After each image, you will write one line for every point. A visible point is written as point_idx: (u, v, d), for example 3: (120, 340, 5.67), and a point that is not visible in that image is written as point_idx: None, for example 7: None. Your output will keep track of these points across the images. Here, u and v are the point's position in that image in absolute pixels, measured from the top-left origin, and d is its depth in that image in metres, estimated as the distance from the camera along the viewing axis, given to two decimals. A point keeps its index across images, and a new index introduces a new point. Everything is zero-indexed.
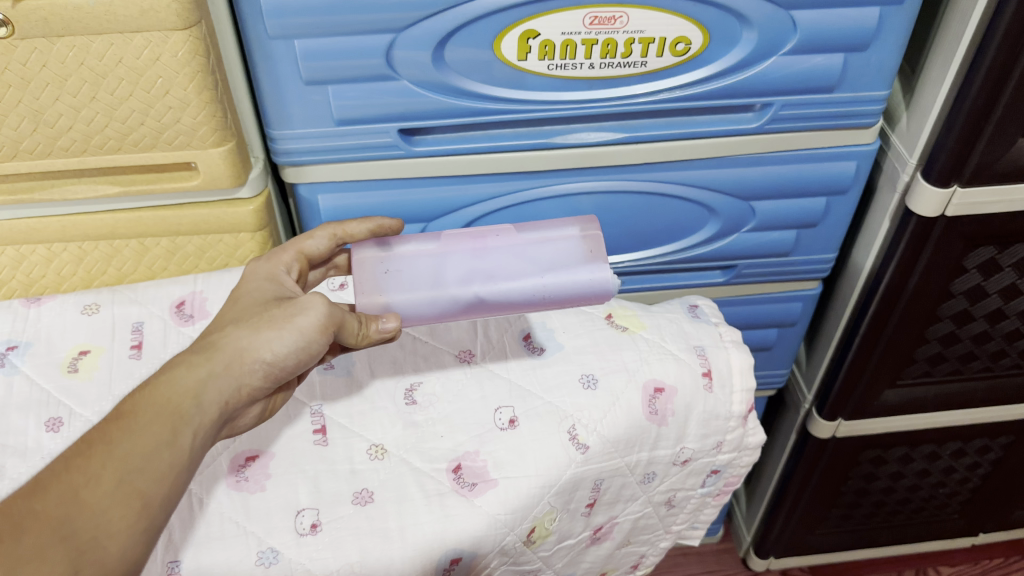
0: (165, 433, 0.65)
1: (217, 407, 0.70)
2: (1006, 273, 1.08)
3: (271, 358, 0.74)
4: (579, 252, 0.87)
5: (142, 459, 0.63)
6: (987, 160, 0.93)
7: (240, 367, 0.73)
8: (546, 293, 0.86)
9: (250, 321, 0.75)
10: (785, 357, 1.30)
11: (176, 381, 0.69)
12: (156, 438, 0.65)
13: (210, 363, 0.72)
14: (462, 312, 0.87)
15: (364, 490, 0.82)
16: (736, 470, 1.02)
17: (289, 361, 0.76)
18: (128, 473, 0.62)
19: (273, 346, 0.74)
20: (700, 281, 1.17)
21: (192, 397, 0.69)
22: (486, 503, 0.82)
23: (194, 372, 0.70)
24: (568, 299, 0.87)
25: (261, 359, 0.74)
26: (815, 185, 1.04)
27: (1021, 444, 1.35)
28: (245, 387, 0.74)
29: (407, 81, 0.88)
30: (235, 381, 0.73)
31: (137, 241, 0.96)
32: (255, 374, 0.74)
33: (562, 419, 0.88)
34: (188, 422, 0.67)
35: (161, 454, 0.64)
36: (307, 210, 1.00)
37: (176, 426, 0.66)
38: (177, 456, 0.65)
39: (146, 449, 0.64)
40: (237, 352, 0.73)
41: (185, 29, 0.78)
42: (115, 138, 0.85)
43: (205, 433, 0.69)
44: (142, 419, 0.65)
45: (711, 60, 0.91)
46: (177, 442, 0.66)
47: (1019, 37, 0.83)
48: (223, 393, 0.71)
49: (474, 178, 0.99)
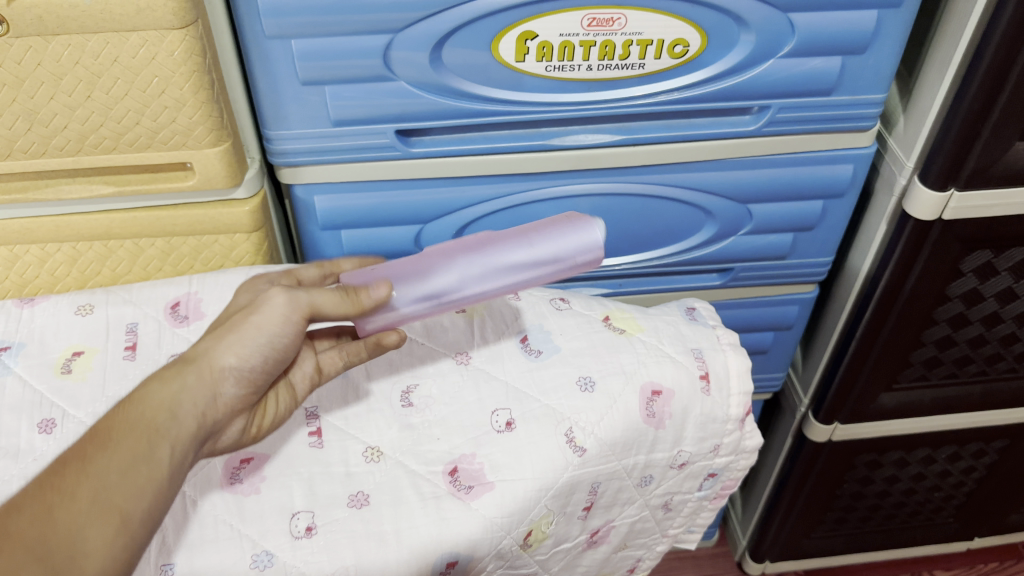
0: (140, 448, 0.66)
1: (193, 419, 0.72)
2: (1002, 277, 1.08)
3: (241, 363, 0.75)
4: (565, 218, 0.82)
5: (118, 474, 0.64)
6: (984, 163, 0.93)
7: (212, 376, 0.74)
8: (532, 262, 0.80)
9: (217, 332, 0.77)
10: (781, 360, 1.30)
11: (149, 396, 0.70)
12: (132, 452, 0.66)
13: (183, 375, 0.73)
14: (450, 298, 0.81)
15: (359, 493, 0.82)
16: (733, 474, 1.02)
17: (262, 362, 0.77)
18: (102, 489, 0.63)
19: (240, 347, 0.75)
20: (697, 284, 1.17)
21: (166, 410, 0.70)
22: (482, 506, 0.82)
23: (168, 386, 0.71)
24: (557, 264, 0.80)
25: (233, 366, 0.75)
26: (813, 189, 1.04)
27: (1016, 448, 1.35)
28: (221, 397, 0.75)
29: (404, 82, 0.87)
30: (210, 391, 0.74)
31: (132, 241, 0.96)
32: (228, 382, 0.75)
33: (559, 421, 0.87)
34: (163, 436, 0.68)
35: (137, 469, 0.65)
36: (303, 212, 0.99)
37: (151, 441, 0.67)
38: (154, 470, 0.66)
39: (122, 465, 0.65)
40: (207, 361, 0.74)
41: (181, 28, 0.77)
42: (110, 138, 0.84)
43: (184, 446, 0.70)
44: (115, 436, 0.66)
45: (709, 62, 0.91)
46: (154, 456, 0.67)
47: (1016, 41, 0.83)
48: (198, 404, 0.73)
49: (471, 180, 0.99)
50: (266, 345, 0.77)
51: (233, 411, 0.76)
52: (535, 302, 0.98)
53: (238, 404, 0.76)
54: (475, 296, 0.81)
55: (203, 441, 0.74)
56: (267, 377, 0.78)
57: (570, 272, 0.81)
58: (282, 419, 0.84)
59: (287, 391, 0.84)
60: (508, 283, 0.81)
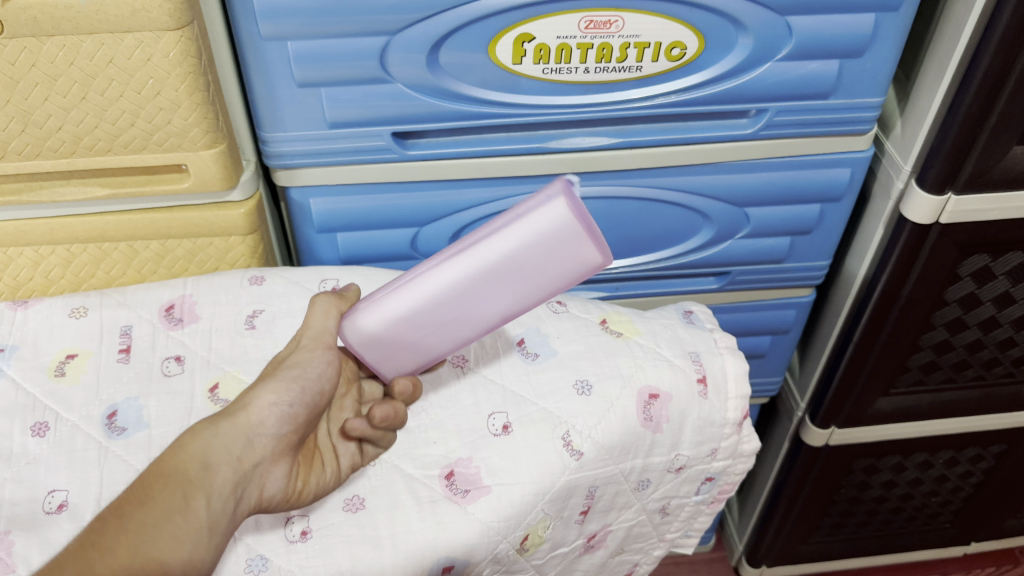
0: (176, 500, 0.64)
1: (230, 464, 0.69)
2: (1000, 281, 1.08)
3: (277, 404, 0.74)
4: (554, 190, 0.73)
5: (157, 527, 0.62)
6: (982, 168, 0.93)
7: (246, 422, 0.72)
8: (498, 221, 0.72)
9: (250, 384, 0.76)
10: (778, 364, 1.29)
11: (182, 449, 0.68)
12: (168, 504, 0.63)
13: (215, 426, 0.71)
14: (423, 282, 0.76)
15: (355, 497, 0.81)
16: (731, 478, 1.01)
17: (299, 404, 0.76)
18: (141, 542, 0.61)
19: (273, 387, 0.74)
20: (694, 288, 1.17)
21: (200, 460, 0.68)
22: (478, 510, 0.82)
23: (199, 437, 0.70)
24: (514, 220, 0.71)
25: (268, 409, 0.73)
26: (810, 192, 1.04)
27: (1013, 452, 1.35)
28: (258, 442, 0.72)
29: (401, 83, 0.87)
30: (246, 437, 0.72)
31: (126, 243, 0.95)
32: (265, 426, 0.73)
33: (556, 425, 0.87)
34: (199, 485, 0.66)
35: (175, 521, 0.63)
36: (299, 214, 0.98)
37: (187, 491, 0.65)
38: (192, 521, 0.64)
39: (159, 517, 0.62)
40: (240, 408, 0.73)
41: (177, 29, 0.77)
42: (105, 139, 0.84)
43: (222, 496, 0.67)
44: (152, 491, 0.64)
45: (706, 65, 0.90)
46: (190, 506, 0.65)
47: (1013, 45, 0.83)
48: (233, 449, 0.70)
49: (468, 183, 0.98)
50: (297, 379, 0.76)
51: (273, 456, 0.74)
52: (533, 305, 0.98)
53: (276, 451, 0.74)
54: (442, 274, 0.74)
55: (242, 492, 0.70)
56: (305, 421, 0.77)
57: (532, 229, 0.70)
58: (327, 489, 0.79)
59: (331, 456, 0.81)
60: (469, 251, 0.73)
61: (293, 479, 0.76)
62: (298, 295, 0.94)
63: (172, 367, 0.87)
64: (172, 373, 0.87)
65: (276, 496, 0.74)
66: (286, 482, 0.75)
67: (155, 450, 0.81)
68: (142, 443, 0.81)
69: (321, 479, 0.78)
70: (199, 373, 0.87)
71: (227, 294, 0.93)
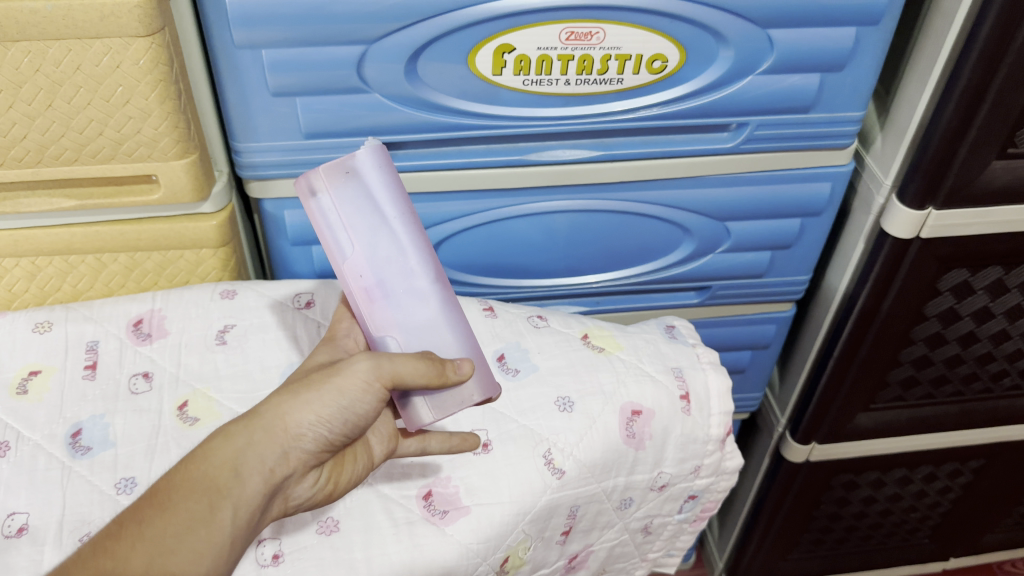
0: (201, 509, 0.60)
1: (261, 478, 0.64)
2: (979, 296, 1.07)
3: (319, 422, 0.66)
4: (365, 184, 0.72)
5: (176, 539, 0.58)
6: (962, 182, 0.92)
7: (283, 435, 0.65)
8: (372, 239, 0.72)
9: (288, 388, 0.68)
10: (758, 379, 1.28)
11: (212, 453, 0.62)
12: (190, 515, 0.59)
13: (252, 429, 0.65)
14: (439, 321, 0.73)
15: (329, 519, 0.78)
16: (713, 496, 1.00)
17: (340, 423, 0.68)
18: (157, 555, 0.56)
19: (313, 404, 0.66)
20: (675, 303, 1.15)
21: (231, 468, 0.62)
22: (457, 532, 0.79)
23: (233, 442, 0.64)
24: (379, 214, 0.72)
25: (306, 425, 0.66)
26: (791, 206, 1.03)
27: (992, 467, 1.34)
28: (293, 456, 0.66)
29: (379, 94, 0.85)
30: (282, 450, 0.65)
31: (94, 256, 0.92)
32: (303, 440, 0.66)
33: (537, 443, 0.85)
34: (226, 497, 0.61)
35: (195, 533, 0.59)
36: (272, 227, 0.96)
37: (212, 502, 0.60)
38: (214, 534, 0.60)
39: (179, 527, 0.58)
40: (276, 416, 0.66)
41: (147, 36, 0.75)
42: (71, 149, 0.81)
43: (250, 509, 0.63)
44: (176, 497, 0.60)
45: (687, 78, 0.89)
46: (215, 517, 0.60)
47: (992, 60, 0.83)
48: (268, 461, 0.64)
49: (446, 196, 0.97)
50: (341, 399, 0.67)
51: (307, 468, 0.68)
52: (513, 320, 0.96)
53: (310, 464, 0.68)
54: (434, 282, 0.74)
55: (271, 498, 0.66)
56: (347, 436, 0.69)
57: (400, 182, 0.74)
58: (355, 482, 0.75)
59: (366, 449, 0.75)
60: (403, 262, 0.73)
61: (323, 484, 0.71)
62: (271, 310, 0.92)
63: (139, 384, 0.84)
64: (140, 391, 0.84)
65: (301, 499, 0.70)
66: (315, 488, 0.71)
67: (122, 471, 0.78)
68: (107, 464, 0.78)
69: (352, 477, 0.74)
70: (167, 391, 0.84)
71: (197, 308, 0.90)
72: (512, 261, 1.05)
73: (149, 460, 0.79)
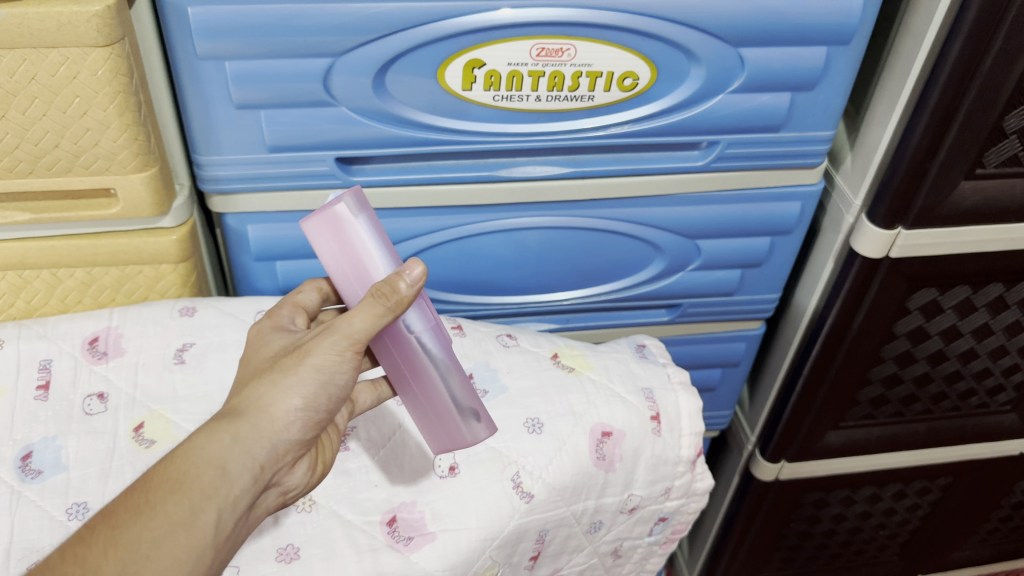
0: (183, 511, 0.54)
1: (249, 474, 0.59)
2: (948, 315, 1.08)
3: (303, 407, 0.62)
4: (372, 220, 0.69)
5: (153, 545, 0.52)
6: (932, 203, 0.92)
7: (270, 425, 0.61)
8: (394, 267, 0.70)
9: (264, 373, 0.63)
10: (728, 397, 1.27)
11: (197, 450, 0.57)
12: (171, 518, 0.53)
13: (239, 423, 0.60)
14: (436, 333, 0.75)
15: (289, 546, 0.76)
16: (684, 517, 0.98)
17: (324, 405, 0.64)
18: (131, 564, 0.51)
19: (297, 389, 0.62)
20: (645, 320, 1.15)
21: (218, 466, 0.57)
22: (422, 559, 0.77)
23: (218, 438, 0.58)
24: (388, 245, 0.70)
25: (293, 414, 0.62)
26: (762, 224, 1.03)
27: (959, 485, 1.35)
28: (282, 448, 0.62)
29: (346, 107, 0.84)
30: (271, 442, 0.61)
31: (49, 271, 0.90)
32: (289, 429, 0.62)
33: (506, 466, 0.84)
34: (212, 497, 0.56)
35: (176, 537, 0.53)
36: (235, 242, 0.94)
37: (197, 502, 0.55)
38: (197, 537, 0.54)
39: (157, 532, 0.52)
40: (261, 407, 0.61)
41: (106, 46, 0.73)
42: (26, 161, 0.79)
43: (238, 508, 0.58)
44: (155, 497, 0.54)
45: (659, 96, 0.89)
46: (198, 518, 0.55)
47: (962, 81, 0.84)
48: (255, 456, 0.60)
49: (414, 212, 0.95)
50: (321, 378, 0.63)
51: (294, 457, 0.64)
52: (481, 338, 0.94)
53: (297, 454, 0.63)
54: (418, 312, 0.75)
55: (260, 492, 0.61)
56: (328, 415, 0.66)
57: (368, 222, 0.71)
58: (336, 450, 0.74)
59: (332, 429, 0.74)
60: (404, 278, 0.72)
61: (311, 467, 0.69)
62: (232, 327, 0.89)
63: (93, 405, 0.82)
64: (94, 412, 0.81)
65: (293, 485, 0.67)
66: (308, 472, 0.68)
67: (73, 496, 0.75)
68: (59, 488, 0.76)
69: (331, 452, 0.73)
70: (123, 412, 0.82)
71: (156, 326, 0.88)
72: (481, 278, 1.04)
73: (103, 485, 0.76)
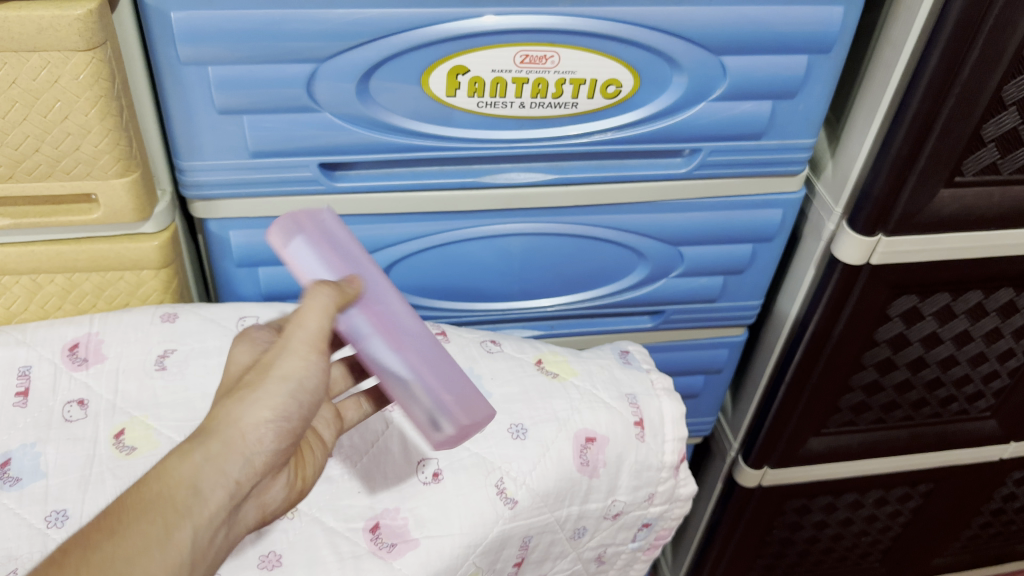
0: (156, 530, 0.53)
1: (224, 489, 0.58)
2: (927, 322, 1.09)
3: (274, 418, 0.62)
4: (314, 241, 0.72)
5: (126, 564, 0.51)
6: (911, 210, 0.93)
7: (242, 439, 0.60)
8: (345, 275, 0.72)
9: (231, 391, 0.62)
10: (711, 404, 1.28)
11: (168, 468, 0.56)
12: (144, 537, 0.53)
13: (210, 440, 0.59)
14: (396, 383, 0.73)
15: (271, 554, 0.75)
16: (668, 524, 0.99)
17: (298, 416, 0.64)
18: None
19: (267, 402, 0.61)
20: (629, 327, 1.15)
21: (189, 484, 0.56)
22: (406, 566, 0.77)
23: (190, 456, 0.58)
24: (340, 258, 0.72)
25: (265, 426, 0.61)
26: (745, 231, 1.03)
27: (939, 491, 1.36)
28: (258, 460, 0.61)
29: (329, 113, 0.83)
30: (245, 455, 0.60)
31: (29, 277, 0.89)
32: (264, 441, 0.61)
33: (490, 472, 0.83)
34: (185, 514, 0.55)
35: (150, 555, 0.52)
36: (217, 248, 0.93)
37: (170, 521, 0.54)
38: (173, 555, 0.54)
39: (131, 550, 0.52)
40: (231, 421, 0.60)
41: (87, 50, 0.72)
42: (6, 165, 0.78)
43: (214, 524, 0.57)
44: (127, 517, 0.53)
45: (643, 103, 0.89)
46: (172, 536, 0.54)
47: (940, 91, 0.85)
48: (230, 471, 0.59)
49: (397, 218, 0.95)
50: (293, 390, 0.63)
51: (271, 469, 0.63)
52: (466, 344, 0.94)
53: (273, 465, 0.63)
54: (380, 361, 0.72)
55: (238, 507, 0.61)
56: (302, 427, 0.65)
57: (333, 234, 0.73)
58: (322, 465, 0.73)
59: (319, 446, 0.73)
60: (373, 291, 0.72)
61: (292, 483, 0.69)
62: (214, 334, 0.89)
63: (73, 412, 0.81)
64: (74, 419, 0.80)
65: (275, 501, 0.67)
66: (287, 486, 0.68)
67: (52, 504, 0.74)
68: (38, 495, 0.75)
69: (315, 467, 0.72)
70: (103, 419, 0.81)
71: (137, 332, 0.87)
72: (465, 285, 1.04)
73: (82, 492, 0.75)
